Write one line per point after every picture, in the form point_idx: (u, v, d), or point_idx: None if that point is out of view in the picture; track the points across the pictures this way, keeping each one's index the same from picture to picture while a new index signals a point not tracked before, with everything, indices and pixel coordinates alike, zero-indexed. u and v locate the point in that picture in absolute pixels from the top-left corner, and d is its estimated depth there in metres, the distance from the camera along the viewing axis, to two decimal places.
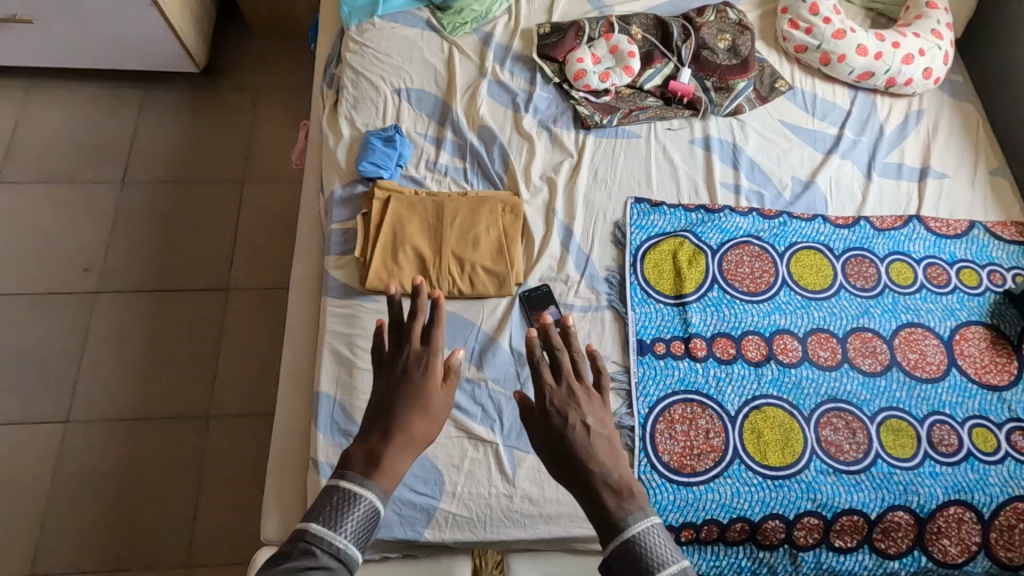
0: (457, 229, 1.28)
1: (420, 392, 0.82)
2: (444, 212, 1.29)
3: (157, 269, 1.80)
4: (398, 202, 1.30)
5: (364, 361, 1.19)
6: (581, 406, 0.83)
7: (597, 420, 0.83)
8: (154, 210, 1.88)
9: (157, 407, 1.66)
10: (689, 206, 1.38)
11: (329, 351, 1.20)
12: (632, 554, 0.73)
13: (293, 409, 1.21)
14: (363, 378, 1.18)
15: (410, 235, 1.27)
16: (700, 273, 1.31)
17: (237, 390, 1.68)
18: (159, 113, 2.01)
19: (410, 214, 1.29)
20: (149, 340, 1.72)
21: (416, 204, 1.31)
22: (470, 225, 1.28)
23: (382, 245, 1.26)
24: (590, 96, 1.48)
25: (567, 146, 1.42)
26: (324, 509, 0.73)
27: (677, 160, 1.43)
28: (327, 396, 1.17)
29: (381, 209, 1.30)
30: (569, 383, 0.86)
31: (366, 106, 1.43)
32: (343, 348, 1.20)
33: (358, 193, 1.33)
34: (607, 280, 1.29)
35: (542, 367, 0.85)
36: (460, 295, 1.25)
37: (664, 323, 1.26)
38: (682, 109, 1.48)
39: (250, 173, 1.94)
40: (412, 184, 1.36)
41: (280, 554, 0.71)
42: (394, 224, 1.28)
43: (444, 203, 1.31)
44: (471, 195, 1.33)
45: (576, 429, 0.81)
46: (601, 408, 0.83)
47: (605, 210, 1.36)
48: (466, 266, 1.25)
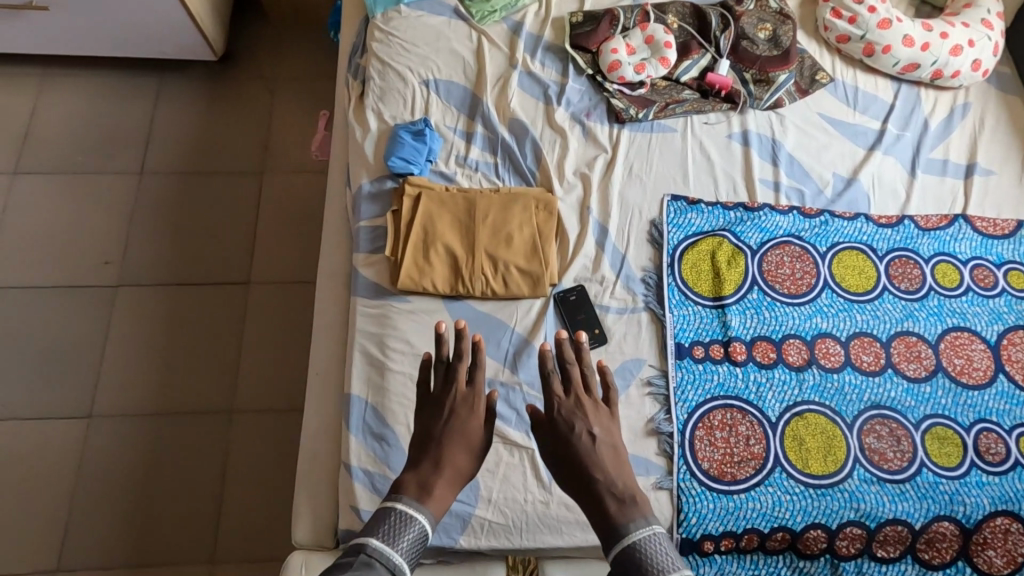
0: (490, 227, 1.24)
1: (463, 425, 0.92)
2: (476, 210, 1.25)
3: (177, 262, 1.78)
4: (429, 198, 1.26)
5: (395, 362, 1.16)
6: (587, 417, 0.92)
7: (603, 430, 0.92)
8: (172, 201, 1.85)
9: (180, 401, 1.64)
10: (727, 204, 1.34)
11: (359, 351, 1.17)
12: (634, 559, 0.80)
13: (322, 410, 1.19)
14: (395, 380, 1.15)
15: (442, 234, 1.24)
16: (739, 274, 1.27)
17: (258, 383, 1.66)
18: (176, 102, 1.97)
19: (441, 211, 1.25)
20: (170, 333, 1.70)
21: (447, 200, 1.27)
22: (504, 223, 1.24)
23: (415, 242, 1.23)
24: (625, 88, 1.42)
25: (601, 140, 1.37)
26: (382, 527, 0.81)
27: (714, 156, 1.38)
28: (359, 398, 1.14)
29: (411, 206, 1.26)
30: (577, 395, 0.95)
31: (393, 98, 1.38)
32: (374, 349, 1.17)
33: (388, 188, 1.30)
34: (643, 281, 1.25)
35: (552, 379, 0.95)
36: (494, 296, 1.21)
37: (703, 325, 1.22)
38: (720, 102, 1.43)
39: (269, 164, 1.90)
40: (442, 180, 1.32)
41: (340, 564, 0.77)
42: (425, 222, 1.24)
43: (475, 200, 1.27)
44: (503, 191, 1.29)
45: (582, 438, 0.90)
46: (607, 419, 0.93)
47: (641, 207, 1.32)
48: (500, 266, 1.21)
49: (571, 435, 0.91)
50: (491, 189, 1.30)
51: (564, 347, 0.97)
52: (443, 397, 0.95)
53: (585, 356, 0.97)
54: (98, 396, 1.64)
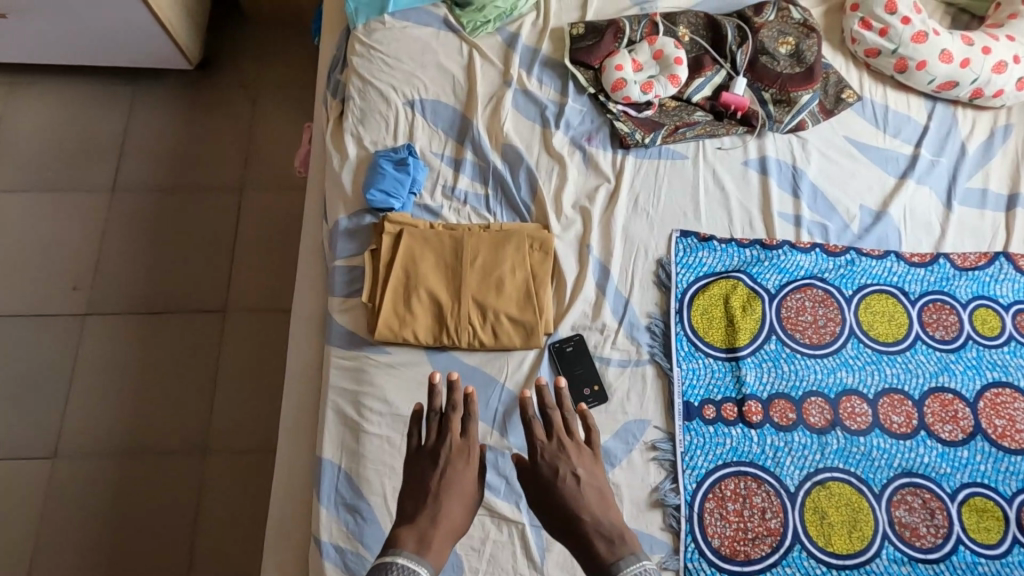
0: (478, 268, 1.12)
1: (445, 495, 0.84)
2: (462, 250, 1.13)
3: (151, 286, 1.65)
4: (410, 235, 1.14)
5: (372, 425, 1.05)
6: (571, 458, 0.87)
7: (587, 472, 0.86)
8: (145, 220, 1.72)
9: (153, 439, 1.53)
10: (742, 241, 1.20)
11: (331, 410, 1.06)
12: None
13: (293, 470, 1.08)
14: (371, 444, 1.04)
15: (426, 276, 1.11)
16: (755, 321, 1.14)
17: (236, 419, 1.55)
18: (151, 113, 1.84)
19: (424, 250, 1.13)
20: (141, 365, 1.59)
21: (432, 238, 1.14)
22: (493, 265, 1.12)
23: (396, 283, 1.11)
24: (630, 109, 1.29)
25: (603, 169, 1.24)
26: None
27: (729, 185, 1.25)
28: (331, 463, 1.03)
29: (392, 244, 1.14)
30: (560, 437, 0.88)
31: (375, 121, 1.25)
32: (349, 407, 1.06)
33: (368, 223, 1.18)
34: (649, 328, 1.13)
35: (533, 423, 0.89)
36: (482, 348, 1.09)
37: (714, 381, 1.10)
38: (735, 125, 1.30)
39: (250, 179, 1.77)
40: (425, 216, 1.19)
41: None
42: (406, 262, 1.12)
43: (462, 238, 1.14)
44: (494, 228, 1.16)
45: (567, 481, 0.85)
46: (592, 461, 0.88)
47: (647, 244, 1.19)
48: (489, 313, 1.09)
49: (555, 479, 0.85)
50: (480, 226, 1.18)
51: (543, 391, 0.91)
52: (436, 449, 0.88)
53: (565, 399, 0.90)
54: (64, 434, 1.53)
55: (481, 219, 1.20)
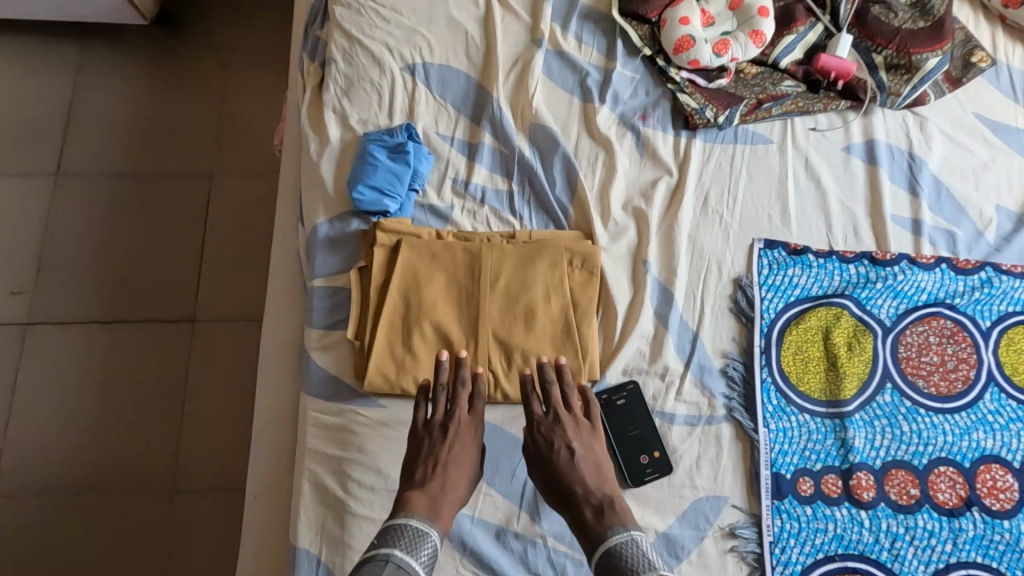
0: (500, 291, 0.85)
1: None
2: (478, 267, 0.85)
3: (104, 290, 1.36)
4: (410, 248, 0.86)
5: (360, 504, 0.79)
6: (566, 432, 0.74)
7: (582, 447, 0.74)
8: (98, 208, 1.42)
9: (104, 479, 1.24)
10: (845, 254, 0.92)
11: (308, 482, 0.80)
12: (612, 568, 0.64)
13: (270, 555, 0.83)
14: (360, 530, 0.78)
15: (431, 300, 0.84)
16: (865, 363, 0.86)
17: (209, 448, 1.27)
18: (103, 79, 1.53)
19: (429, 267, 0.85)
20: (91, 387, 1.30)
21: (438, 252, 0.86)
22: (520, 286, 0.85)
23: (392, 311, 0.84)
24: (697, 78, 0.98)
25: (663, 157, 0.95)
26: (400, 539, 0.63)
27: (826, 179, 0.96)
28: (307, 556, 0.78)
29: (387, 259, 0.86)
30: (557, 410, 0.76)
31: (363, 92, 0.96)
32: (330, 478, 0.80)
33: (356, 230, 0.90)
34: (725, 374, 0.86)
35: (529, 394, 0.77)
36: (505, 401, 0.83)
37: (812, 445, 0.83)
38: (834, 98, 0.99)
39: (222, 159, 1.47)
40: (428, 222, 0.91)
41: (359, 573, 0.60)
42: (404, 282, 0.85)
43: (478, 251, 0.86)
44: (520, 239, 0.89)
45: (559, 454, 0.73)
46: (590, 435, 0.75)
47: (721, 258, 0.91)
48: (514, 348, 0.83)
49: (549, 454, 0.73)
50: (503, 235, 0.90)
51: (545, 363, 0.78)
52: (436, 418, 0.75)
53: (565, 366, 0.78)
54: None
55: (503, 225, 0.91)
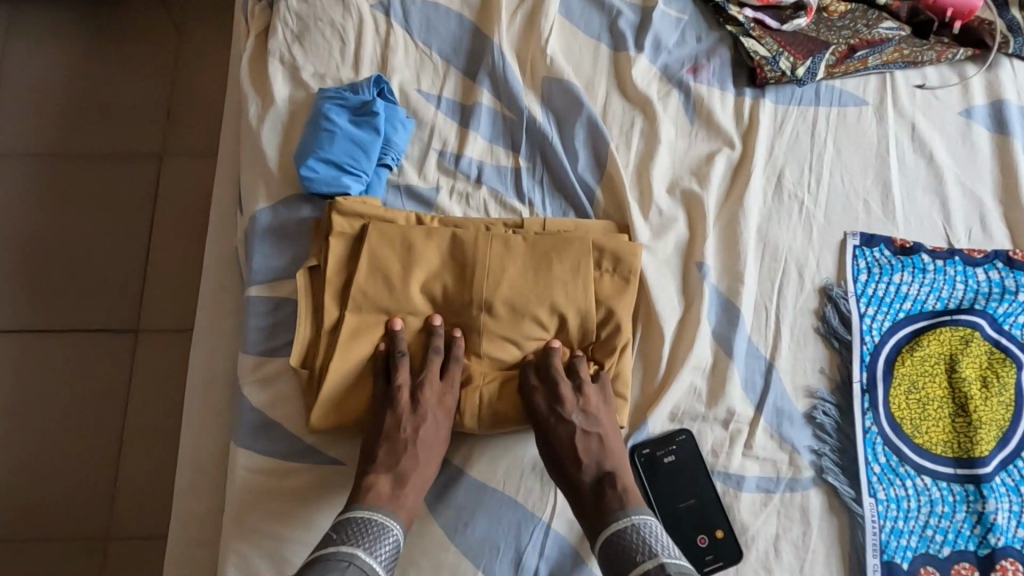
0: (500, 299, 0.61)
1: None
2: (472, 267, 0.62)
3: (25, 291, 1.11)
4: (379, 234, 0.62)
5: None
6: (568, 399, 0.59)
7: (584, 419, 0.60)
8: (24, 191, 1.18)
9: (16, 530, 0.98)
10: (971, 253, 0.68)
11: (232, 566, 0.57)
12: (619, 557, 0.54)
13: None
14: None
15: (406, 308, 0.62)
16: (1006, 405, 0.63)
17: (145, 485, 1.01)
18: (37, 43, 1.29)
19: (397, 259, 0.62)
20: (5, 414, 1.04)
21: (412, 245, 0.62)
22: (529, 291, 0.61)
23: (358, 321, 0.62)
24: (766, 17, 0.74)
25: (721, 125, 0.71)
26: (362, 536, 0.52)
27: (940, 154, 0.71)
28: None
29: (344, 257, 0.63)
30: (557, 374, 0.61)
31: (321, 36, 0.72)
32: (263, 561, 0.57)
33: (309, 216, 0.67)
34: (811, 420, 0.62)
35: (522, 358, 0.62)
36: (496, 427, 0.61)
37: (937, 522, 0.60)
38: (949, 46, 0.74)
39: (173, 137, 1.22)
40: (405, 203, 0.67)
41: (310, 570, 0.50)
42: (370, 283, 0.62)
43: (472, 243, 0.62)
44: (530, 231, 0.65)
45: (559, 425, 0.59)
46: (598, 400, 0.61)
47: (802, 260, 0.67)
48: (516, 361, 0.62)
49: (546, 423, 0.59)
50: (507, 224, 0.66)
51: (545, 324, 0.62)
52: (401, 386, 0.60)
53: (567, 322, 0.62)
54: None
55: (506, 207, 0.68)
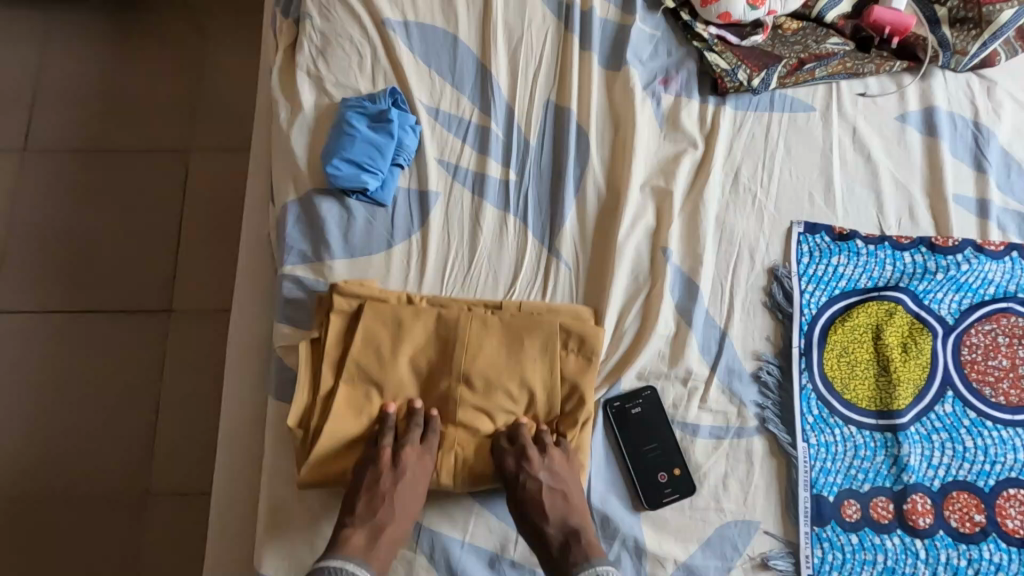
0: (476, 376, 0.69)
1: None
2: (454, 345, 0.70)
3: (69, 277, 1.24)
4: (372, 313, 0.70)
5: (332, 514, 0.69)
6: (538, 465, 0.67)
7: (550, 477, 0.67)
8: (65, 186, 1.30)
9: (70, 485, 1.11)
10: (899, 239, 0.79)
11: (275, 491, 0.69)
12: None
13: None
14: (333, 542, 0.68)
15: (394, 385, 0.70)
16: (922, 367, 0.74)
17: (182, 448, 1.13)
18: (72, 48, 1.40)
19: (387, 338, 0.70)
20: (56, 385, 1.17)
21: (400, 324, 0.71)
22: (504, 369, 0.70)
23: (350, 393, 0.70)
24: (728, 34, 0.85)
25: (686, 128, 0.82)
26: None
27: (877, 153, 0.82)
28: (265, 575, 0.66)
29: (340, 335, 0.71)
30: (528, 445, 0.68)
31: (341, 52, 0.83)
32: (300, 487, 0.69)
33: (311, 295, 0.75)
34: (757, 378, 0.74)
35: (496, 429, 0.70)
36: (468, 486, 0.69)
37: (859, 463, 0.71)
38: (888, 58, 0.85)
39: (199, 135, 1.33)
40: (396, 284, 0.76)
41: None
42: (363, 354, 0.70)
43: (455, 322, 0.71)
44: (507, 311, 0.73)
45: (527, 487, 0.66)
46: (562, 467, 0.68)
47: (753, 245, 0.78)
48: (488, 433, 0.70)
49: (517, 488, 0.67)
50: (487, 304, 0.74)
51: (517, 402, 0.71)
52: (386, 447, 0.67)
53: (537, 399, 0.71)
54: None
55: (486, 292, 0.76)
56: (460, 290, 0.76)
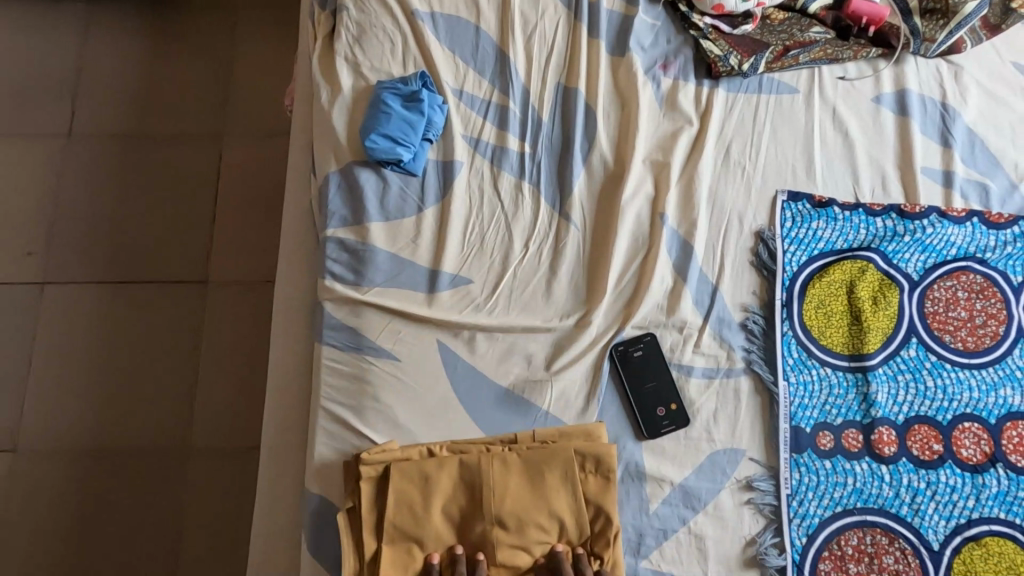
0: (507, 516, 0.73)
1: None
2: (482, 491, 0.74)
3: (115, 251, 1.34)
4: (400, 474, 0.74)
5: (374, 435, 0.78)
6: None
7: None
8: (109, 167, 1.40)
9: (120, 440, 1.22)
10: (872, 206, 0.89)
11: (325, 417, 0.79)
12: None
13: (288, 516, 0.82)
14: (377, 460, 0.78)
15: (432, 537, 0.73)
16: (890, 318, 0.84)
17: (223, 405, 1.24)
18: (110, 38, 1.49)
19: (420, 493, 0.74)
20: (105, 350, 1.27)
21: (429, 475, 0.74)
22: (530, 502, 0.74)
23: (392, 552, 0.73)
24: (722, 23, 0.95)
25: (683, 108, 0.92)
26: None
27: (854, 131, 0.92)
28: (320, 489, 0.77)
29: (374, 495, 0.75)
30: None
31: (374, 39, 0.93)
32: (347, 413, 0.79)
33: (340, 455, 0.78)
34: (744, 327, 0.84)
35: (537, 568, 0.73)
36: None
37: (833, 400, 0.82)
38: (865, 45, 0.95)
39: (231, 120, 1.43)
40: (417, 438, 0.79)
41: None
42: (399, 515, 0.73)
43: (477, 466, 0.75)
44: (523, 444, 0.77)
45: None
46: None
47: (742, 212, 0.88)
48: (528, 566, 0.73)
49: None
50: (503, 439, 0.78)
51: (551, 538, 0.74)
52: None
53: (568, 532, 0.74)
54: (12, 435, 1.22)
55: (498, 400, 0.81)
56: (483, 247, 0.86)
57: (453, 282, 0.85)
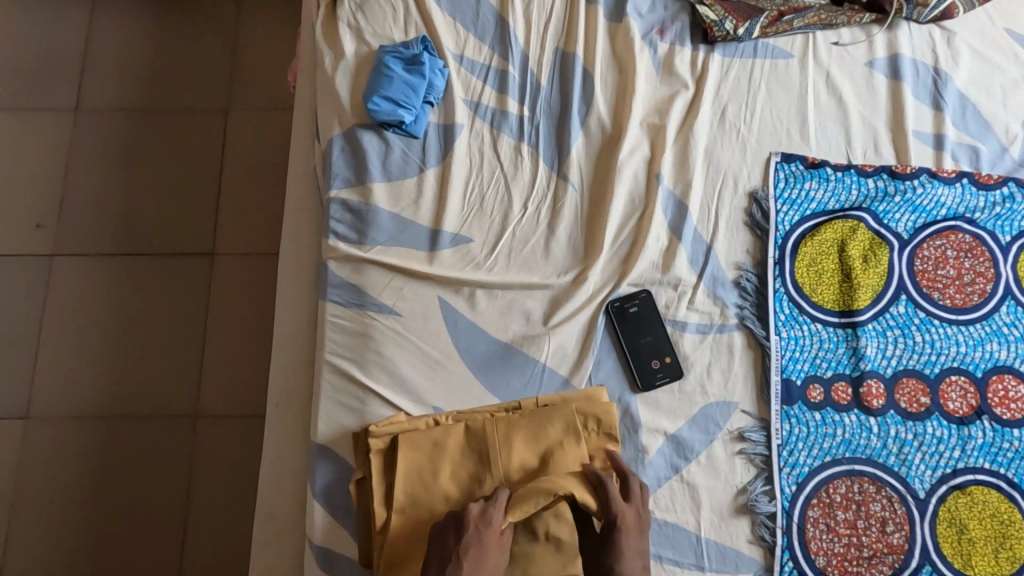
0: (515, 476, 0.75)
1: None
2: (489, 454, 0.75)
3: (124, 224, 1.36)
4: (409, 444, 0.76)
5: (377, 386, 0.81)
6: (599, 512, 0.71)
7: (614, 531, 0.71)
8: (117, 143, 1.42)
9: (129, 407, 1.25)
10: (864, 167, 0.91)
11: (329, 370, 0.81)
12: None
13: (295, 466, 0.84)
14: (380, 409, 0.80)
15: (443, 500, 0.74)
16: (880, 274, 0.86)
17: (230, 372, 1.27)
18: (116, 16, 1.51)
19: (428, 457, 0.75)
20: (115, 318, 1.30)
21: (437, 441, 0.76)
22: (537, 463, 0.75)
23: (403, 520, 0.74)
24: None
25: (679, 72, 0.94)
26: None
27: (847, 94, 0.94)
28: (324, 439, 0.79)
29: (385, 464, 0.76)
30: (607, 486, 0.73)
31: (377, 5, 0.95)
32: (349, 366, 0.81)
33: (344, 406, 0.80)
34: (737, 284, 0.86)
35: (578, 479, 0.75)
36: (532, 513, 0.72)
37: (823, 353, 0.84)
38: (859, 11, 0.97)
39: (235, 97, 1.45)
40: (424, 408, 0.81)
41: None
42: (409, 482, 0.75)
43: (483, 432, 0.76)
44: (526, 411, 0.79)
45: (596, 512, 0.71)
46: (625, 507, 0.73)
47: (737, 172, 0.90)
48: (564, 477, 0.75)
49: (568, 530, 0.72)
50: (506, 407, 0.80)
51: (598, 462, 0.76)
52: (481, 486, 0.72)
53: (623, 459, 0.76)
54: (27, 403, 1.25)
55: (496, 355, 0.83)
56: (483, 207, 0.88)
57: (454, 240, 0.87)
